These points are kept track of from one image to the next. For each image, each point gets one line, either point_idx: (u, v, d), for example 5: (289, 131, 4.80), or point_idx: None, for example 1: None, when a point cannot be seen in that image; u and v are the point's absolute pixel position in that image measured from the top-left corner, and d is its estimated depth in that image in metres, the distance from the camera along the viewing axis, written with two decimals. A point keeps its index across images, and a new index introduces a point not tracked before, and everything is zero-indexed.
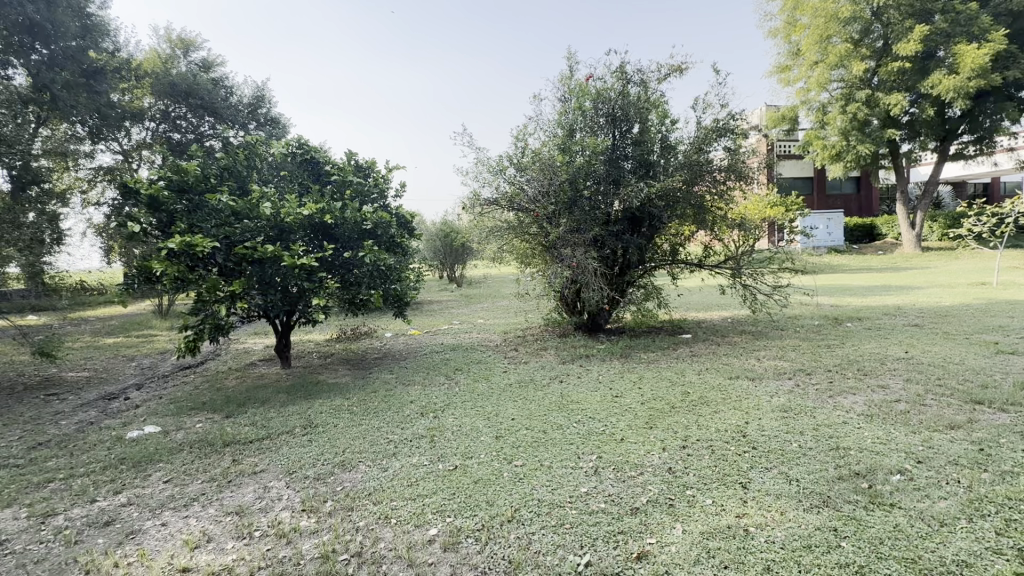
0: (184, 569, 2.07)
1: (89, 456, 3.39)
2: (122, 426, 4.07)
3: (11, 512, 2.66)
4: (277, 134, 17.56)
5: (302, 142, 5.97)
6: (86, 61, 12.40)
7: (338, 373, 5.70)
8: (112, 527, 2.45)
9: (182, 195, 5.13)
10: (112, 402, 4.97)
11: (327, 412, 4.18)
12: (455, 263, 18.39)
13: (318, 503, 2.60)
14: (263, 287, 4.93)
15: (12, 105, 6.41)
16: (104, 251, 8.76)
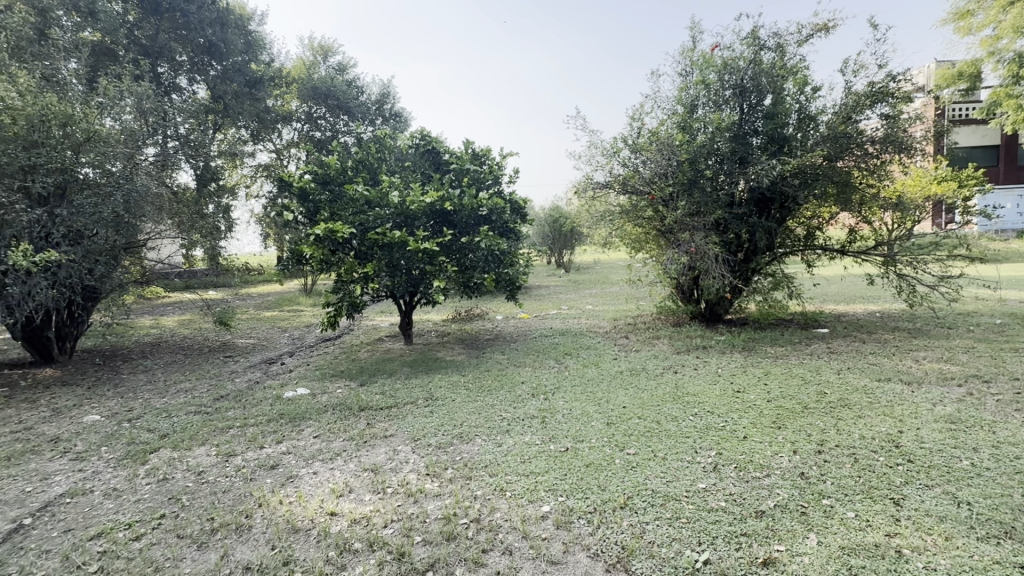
0: (332, 513, 2.38)
1: (257, 410, 4.03)
2: (280, 387, 4.77)
3: (205, 449, 3.26)
4: (400, 128, 18.91)
5: (425, 134, 6.37)
6: (250, 73, 14.41)
7: (454, 351, 6.08)
8: (276, 470, 2.90)
9: (325, 187, 5.76)
10: (272, 366, 5.85)
11: (445, 387, 4.48)
12: (563, 249, 18.41)
13: (440, 469, 2.81)
14: (390, 269, 5.38)
15: (198, 113, 7.66)
16: (263, 237, 10.20)
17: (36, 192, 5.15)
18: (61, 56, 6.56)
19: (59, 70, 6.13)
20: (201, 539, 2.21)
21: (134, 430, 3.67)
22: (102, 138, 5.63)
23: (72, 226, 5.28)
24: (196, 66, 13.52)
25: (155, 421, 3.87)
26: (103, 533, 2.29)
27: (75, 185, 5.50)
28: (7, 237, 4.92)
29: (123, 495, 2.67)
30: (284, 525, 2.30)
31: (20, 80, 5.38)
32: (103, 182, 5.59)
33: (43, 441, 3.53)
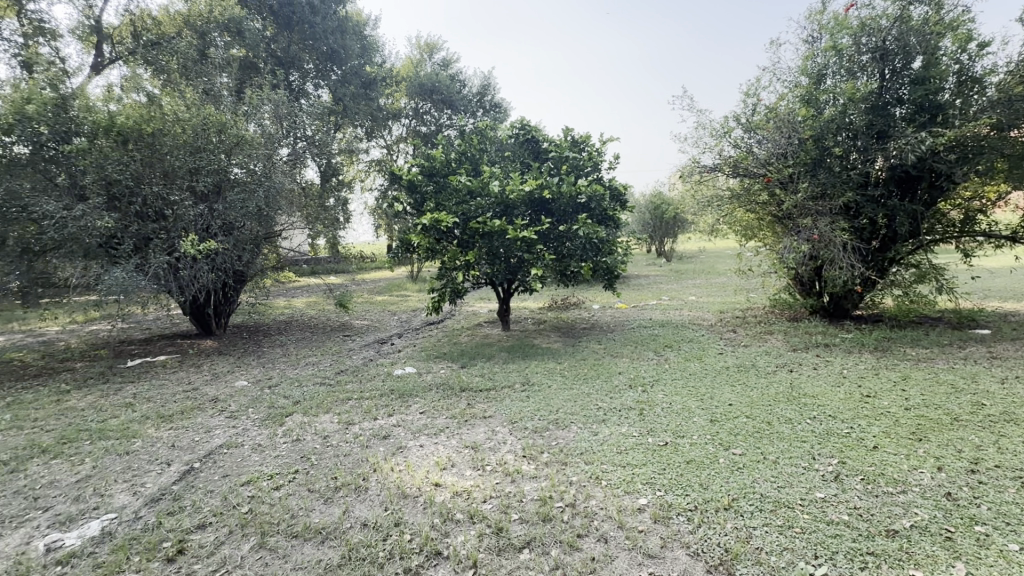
0: (436, 484, 2.55)
1: (371, 385, 4.44)
2: (391, 365, 5.19)
3: (329, 417, 3.66)
4: (500, 118, 19.28)
5: (524, 123, 6.44)
6: (365, 75, 15.58)
7: (550, 339, 6.15)
8: (388, 440, 3.18)
9: (431, 178, 6.08)
10: (384, 345, 6.37)
11: (542, 373, 4.56)
12: (665, 237, 17.61)
13: (536, 452, 2.88)
14: (490, 257, 5.56)
15: (322, 116, 8.48)
16: (376, 227, 11.07)
17: (198, 190, 6.03)
18: (216, 73, 7.63)
19: (216, 85, 7.14)
20: (327, 494, 2.50)
21: (273, 396, 4.23)
22: (248, 142, 6.46)
23: (226, 219, 6.15)
24: (320, 72, 14.91)
25: (289, 389, 4.43)
26: (252, 481, 2.68)
27: (228, 184, 6.35)
28: (178, 229, 5.86)
29: (266, 450, 3.10)
30: (395, 489, 2.52)
31: (187, 96, 6.36)
32: (248, 180, 6.42)
33: (206, 400, 4.21)
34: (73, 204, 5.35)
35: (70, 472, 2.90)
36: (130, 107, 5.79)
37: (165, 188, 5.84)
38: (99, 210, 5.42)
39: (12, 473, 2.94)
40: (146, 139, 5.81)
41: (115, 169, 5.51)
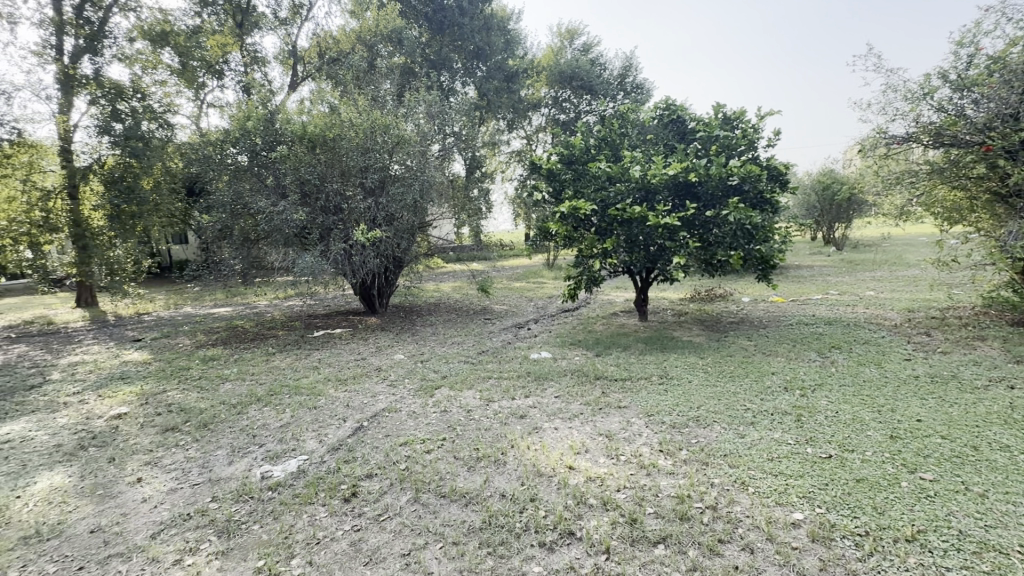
0: (570, 467, 2.61)
1: (510, 366, 4.68)
2: (527, 348, 5.41)
3: (472, 392, 3.96)
4: (642, 100, 18.50)
5: (669, 102, 6.10)
6: (508, 68, 16.15)
7: (692, 332, 5.81)
8: (524, 419, 3.33)
9: (570, 166, 6.11)
10: (521, 330, 6.65)
11: (682, 367, 4.33)
12: (835, 221, 15.26)
13: (674, 448, 2.77)
14: (629, 245, 5.41)
15: (469, 112, 9.04)
16: (516, 215, 11.51)
17: (367, 186, 6.89)
18: (382, 80, 8.59)
19: (382, 92, 8.05)
20: (470, 463, 2.71)
21: (425, 369, 4.72)
22: (407, 141, 7.18)
23: (388, 211, 6.94)
24: (468, 70, 15.82)
25: (438, 364, 4.90)
26: (408, 443, 3.03)
27: (390, 179, 7.14)
28: (352, 221, 6.79)
29: (419, 417, 3.48)
30: (532, 467, 2.64)
31: (359, 103, 7.27)
32: (406, 176, 7.14)
33: (372, 368, 4.87)
34: (277, 201, 6.52)
35: (276, 418, 3.61)
36: (318, 117, 6.82)
37: (342, 185, 6.79)
38: (295, 206, 6.53)
39: (239, 414, 3.75)
40: (329, 143, 6.80)
41: (306, 171, 6.56)
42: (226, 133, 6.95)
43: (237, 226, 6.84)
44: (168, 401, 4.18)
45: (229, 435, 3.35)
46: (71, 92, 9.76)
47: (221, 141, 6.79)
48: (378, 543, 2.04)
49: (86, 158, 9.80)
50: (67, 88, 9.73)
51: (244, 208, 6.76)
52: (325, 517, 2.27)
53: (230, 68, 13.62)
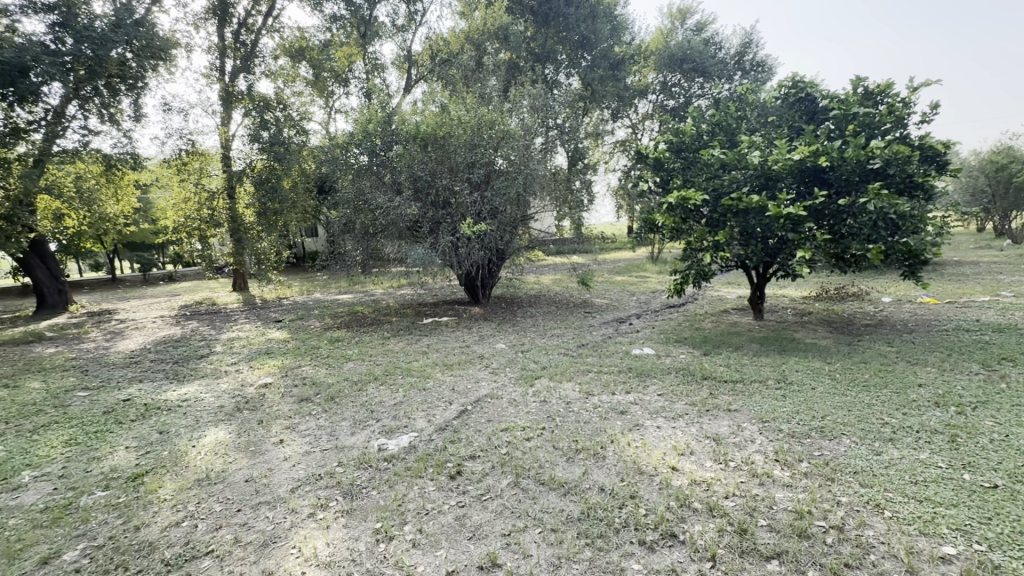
0: (673, 468, 2.52)
1: (610, 360, 4.62)
2: (629, 344, 5.28)
3: (571, 384, 3.97)
4: (763, 79, 16.97)
5: (797, 79, 5.51)
6: (614, 56, 15.74)
7: (817, 334, 5.24)
8: (625, 415, 3.27)
9: (679, 155, 5.81)
10: (622, 324, 6.50)
11: (804, 372, 3.94)
12: (1012, 209, 12.72)
13: (792, 459, 2.54)
14: (744, 237, 5.01)
15: (573, 104, 8.97)
16: (618, 207, 11.23)
17: (473, 181, 7.17)
18: (489, 77, 8.85)
19: (489, 89, 8.30)
20: (569, 454, 2.73)
21: (526, 359, 4.83)
22: (512, 136, 7.32)
23: (493, 205, 7.16)
24: (572, 61, 15.65)
25: (538, 355, 4.98)
26: (509, 429, 3.14)
27: (495, 174, 7.35)
28: (459, 214, 7.12)
29: (520, 405, 3.57)
30: (632, 464, 2.59)
31: (467, 101, 7.58)
32: (510, 169, 7.30)
33: (476, 356, 5.10)
34: (393, 197, 7.05)
35: (390, 397, 3.93)
36: (430, 117, 7.23)
37: (451, 181, 7.14)
38: (409, 201, 7.00)
39: (359, 391, 4.15)
40: (439, 141, 7.18)
41: (419, 168, 6.99)
42: (351, 135, 7.65)
43: (359, 220, 7.52)
44: (303, 375, 4.76)
45: (352, 409, 3.73)
46: (230, 106, 11.54)
47: (347, 143, 7.50)
48: (480, 521, 2.15)
49: (241, 163, 11.36)
50: (229, 103, 11.54)
51: (364, 203, 7.41)
52: (433, 491, 2.44)
53: (354, 76, 14.84)
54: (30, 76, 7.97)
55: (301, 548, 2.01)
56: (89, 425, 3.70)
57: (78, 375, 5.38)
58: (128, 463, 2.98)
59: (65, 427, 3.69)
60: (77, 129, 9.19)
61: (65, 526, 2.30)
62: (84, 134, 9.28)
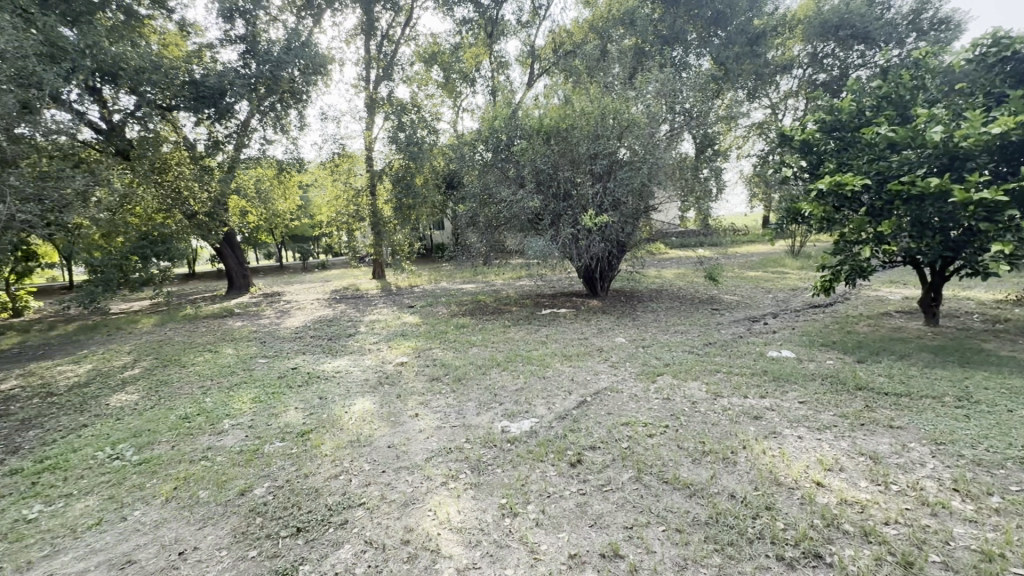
0: (818, 483, 2.28)
1: (742, 361, 4.29)
2: (764, 345, 4.85)
3: (697, 384, 3.77)
4: (947, 39, 14.18)
5: (999, 35, 4.52)
6: (753, 30, 14.37)
7: (1017, 345, 4.30)
8: (760, 421, 3.02)
9: (833, 135, 5.14)
10: (755, 323, 5.98)
11: (996, 390, 3.27)
12: None
13: (978, 491, 2.14)
14: (917, 228, 4.28)
15: (705, 86, 8.38)
16: (752, 196, 10.29)
17: (596, 172, 7.10)
18: (614, 66, 8.65)
19: (613, 77, 8.12)
20: (695, 455, 2.61)
21: (647, 355, 4.68)
22: (637, 124, 7.06)
23: (615, 196, 7.02)
24: (703, 40, 14.58)
25: (660, 351, 4.81)
26: (630, 424, 3.09)
27: (618, 164, 7.18)
28: (580, 206, 7.10)
29: (641, 400, 3.49)
30: (768, 473, 2.40)
31: (591, 92, 7.50)
32: (634, 159, 7.09)
33: (595, 348, 5.08)
34: (517, 190, 7.27)
35: (512, 382, 4.10)
36: (553, 110, 7.27)
37: (573, 173, 7.16)
38: (531, 194, 7.17)
39: (483, 374, 4.40)
40: (562, 134, 7.22)
41: (542, 161, 7.11)
42: (478, 132, 8.02)
43: (483, 213, 7.89)
44: (433, 356, 5.17)
45: (477, 391, 3.96)
46: (373, 111, 12.96)
47: (474, 140, 7.89)
48: (601, 510, 2.16)
49: (382, 163, 12.62)
50: (372, 109, 12.98)
51: (489, 197, 7.75)
52: (555, 475, 2.50)
53: (480, 75, 15.44)
54: (225, 98, 9.66)
55: (436, 511, 2.21)
56: (268, 387, 4.44)
57: (258, 345, 6.47)
58: (298, 421, 3.52)
59: (251, 387, 4.48)
60: (258, 140, 10.98)
61: (255, 467, 2.81)
62: (263, 144, 11.03)
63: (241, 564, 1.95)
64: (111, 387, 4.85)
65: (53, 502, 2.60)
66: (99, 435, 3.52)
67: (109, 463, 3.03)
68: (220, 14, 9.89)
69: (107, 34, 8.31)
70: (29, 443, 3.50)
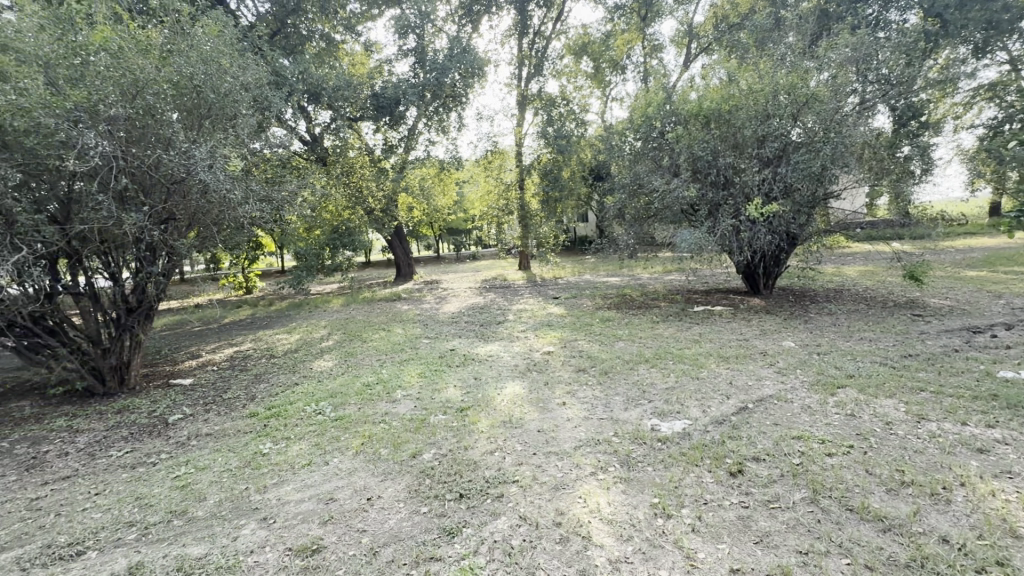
0: None
1: (957, 380, 3.50)
2: (991, 362, 3.88)
3: (893, 402, 3.19)
4: None
5: None
6: None
7: None
8: (985, 456, 2.44)
9: None
10: (977, 335, 4.82)
11: None
12: None
13: None
14: None
15: (912, 45, 6.93)
16: (976, 177, 8.26)
17: (764, 156, 6.37)
18: (789, 34, 7.64)
19: (789, 48, 7.17)
20: (891, 485, 2.22)
21: (824, 363, 4.10)
22: (819, 98, 6.15)
23: (786, 182, 6.24)
24: None
25: (841, 360, 4.17)
26: (804, 438, 2.74)
27: (792, 146, 6.34)
28: (744, 194, 6.47)
29: (817, 414, 3.07)
30: (998, 521, 1.93)
31: (762, 67, 6.72)
32: (812, 139, 6.21)
33: (757, 351, 4.61)
34: (670, 179, 6.90)
35: (662, 380, 3.95)
36: (714, 91, 6.71)
37: (735, 158, 6.54)
38: (686, 183, 6.74)
39: (630, 370, 4.30)
40: (724, 117, 6.62)
41: (700, 147, 6.59)
42: (629, 121, 7.79)
43: (633, 204, 7.67)
44: (578, 348, 5.22)
45: (624, 385, 3.90)
46: (524, 108, 13.43)
47: (625, 130, 7.68)
48: (769, 528, 1.97)
49: (531, 157, 13.02)
50: (523, 106, 13.46)
51: (639, 188, 7.48)
52: (712, 483, 2.35)
53: (632, 62, 14.97)
54: (399, 106, 10.95)
55: (586, 500, 2.25)
56: (431, 364, 4.95)
57: (422, 327, 7.23)
58: (458, 397, 3.87)
59: (417, 363, 5.05)
60: (423, 142, 12.21)
61: (424, 434, 3.17)
62: (427, 146, 12.23)
63: (414, 517, 2.22)
64: (313, 354, 5.89)
65: (278, 441, 3.25)
66: (306, 392, 4.30)
67: (314, 416, 3.69)
68: (395, 31, 11.13)
69: (313, 61, 9.96)
70: (262, 393, 4.43)
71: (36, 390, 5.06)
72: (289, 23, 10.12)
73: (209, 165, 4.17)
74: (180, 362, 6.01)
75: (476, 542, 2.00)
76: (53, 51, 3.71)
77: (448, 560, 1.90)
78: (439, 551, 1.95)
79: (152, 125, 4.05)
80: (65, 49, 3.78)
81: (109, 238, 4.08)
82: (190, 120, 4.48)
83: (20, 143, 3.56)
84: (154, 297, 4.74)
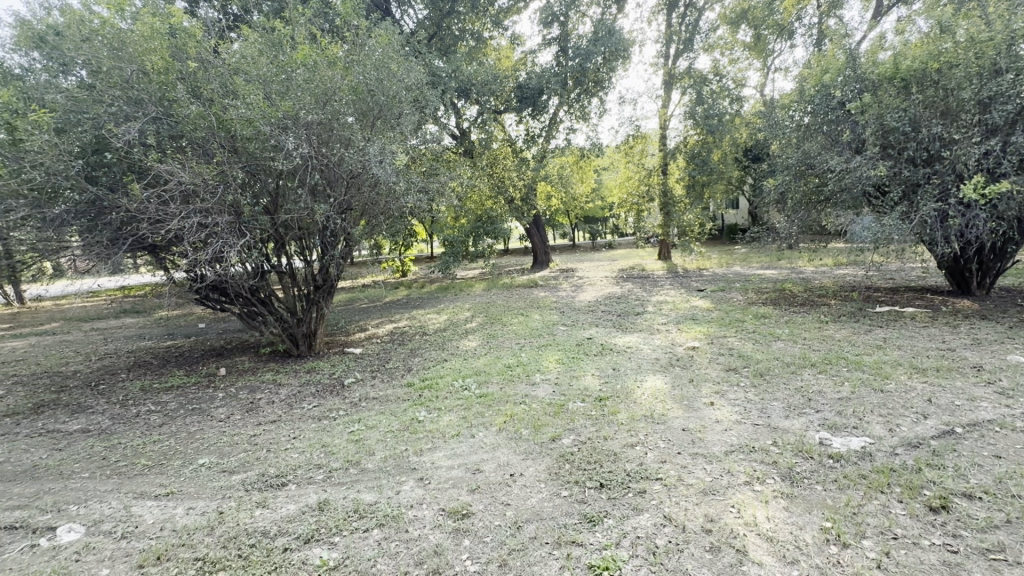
0: None
1: None
2: None
3: None
4: None
5: None
6: None
7: None
8: None
9: None
10: None
11: None
12: None
13: None
14: None
15: None
16: None
17: (990, 122, 5.08)
18: None
19: None
20: None
21: None
22: None
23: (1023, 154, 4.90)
24: None
25: None
26: None
27: None
28: (955, 171, 5.26)
29: None
30: None
31: (990, 10, 5.34)
32: None
33: (967, 364, 3.75)
34: (850, 157, 5.92)
35: (833, 389, 3.44)
36: (918, 46, 5.54)
37: (945, 127, 5.33)
38: (873, 160, 5.70)
39: (792, 373, 3.83)
40: (931, 77, 5.43)
41: (894, 117, 5.50)
42: (798, 92, 6.86)
43: (799, 187, 6.75)
44: (729, 346, 4.78)
45: (785, 391, 3.48)
46: (671, 87, 12.64)
47: (792, 102, 6.78)
48: None
49: (676, 139, 12.28)
50: (670, 85, 12.67)
51: (809, 168, 6.55)
52: (903, 515, 1.98)
53: (802, 23, 13.20)
54: (542, 95, 11.20)
55: (740, 510, 2.06)
56: (569, 351, 4.99)
57: (559, 314, 7.31)
58: (596, 386, 3.84)
59: (555, 349, 5.13)
60: (564, 130, 12.26)
61: (563, 419, 3.21)
62: (568, 134, 12.24)
63: (555, 499, 2.26)
64: (459, 334, 6.35)
65: (431, 411, 3.57)
66: (454, 368, 4.66)
67: (461, 391, 3.97)
68: (540, 21, 11.27)
69: (464, 59, 10.61)
70: (416, 366, 4.92)
71: (251, 348, 6.29)
72: (444, 25, 10.92)
73: (379, 161, 4.71)
74: (352, 334, 6.96)
75: (618, 534, 1.97)
76: (268, 70, 4.50)
77: (590, 547, 1.90)
78: (581, 537, 1.96)
79: (337, 127, 4.66)
80: (276, 68, 4.57)
81: (305, 226, 4.85)
82: (366, 121, 5.08)
83: (246, 148, 4.39)
84: (335, 277, 5.53)
